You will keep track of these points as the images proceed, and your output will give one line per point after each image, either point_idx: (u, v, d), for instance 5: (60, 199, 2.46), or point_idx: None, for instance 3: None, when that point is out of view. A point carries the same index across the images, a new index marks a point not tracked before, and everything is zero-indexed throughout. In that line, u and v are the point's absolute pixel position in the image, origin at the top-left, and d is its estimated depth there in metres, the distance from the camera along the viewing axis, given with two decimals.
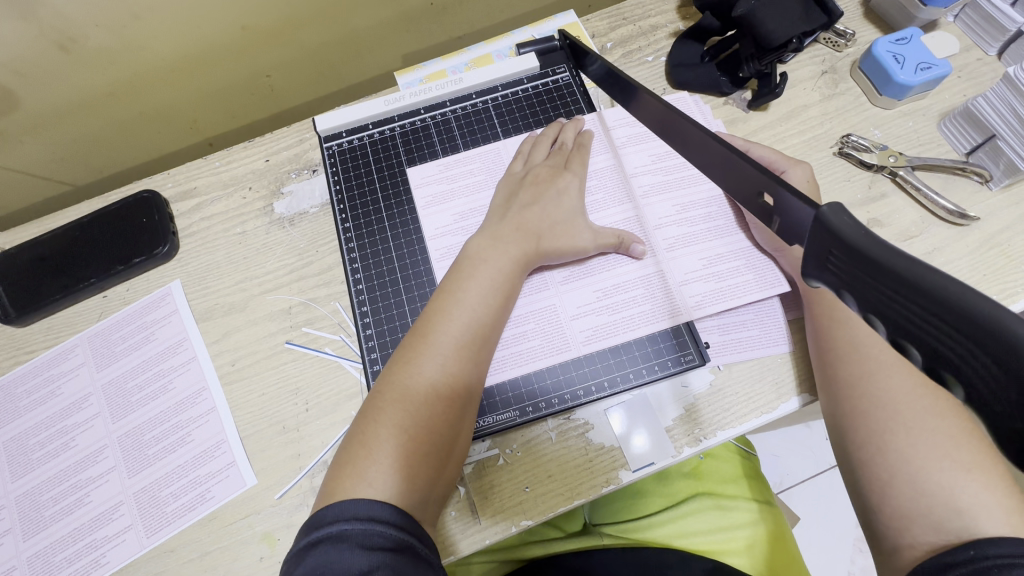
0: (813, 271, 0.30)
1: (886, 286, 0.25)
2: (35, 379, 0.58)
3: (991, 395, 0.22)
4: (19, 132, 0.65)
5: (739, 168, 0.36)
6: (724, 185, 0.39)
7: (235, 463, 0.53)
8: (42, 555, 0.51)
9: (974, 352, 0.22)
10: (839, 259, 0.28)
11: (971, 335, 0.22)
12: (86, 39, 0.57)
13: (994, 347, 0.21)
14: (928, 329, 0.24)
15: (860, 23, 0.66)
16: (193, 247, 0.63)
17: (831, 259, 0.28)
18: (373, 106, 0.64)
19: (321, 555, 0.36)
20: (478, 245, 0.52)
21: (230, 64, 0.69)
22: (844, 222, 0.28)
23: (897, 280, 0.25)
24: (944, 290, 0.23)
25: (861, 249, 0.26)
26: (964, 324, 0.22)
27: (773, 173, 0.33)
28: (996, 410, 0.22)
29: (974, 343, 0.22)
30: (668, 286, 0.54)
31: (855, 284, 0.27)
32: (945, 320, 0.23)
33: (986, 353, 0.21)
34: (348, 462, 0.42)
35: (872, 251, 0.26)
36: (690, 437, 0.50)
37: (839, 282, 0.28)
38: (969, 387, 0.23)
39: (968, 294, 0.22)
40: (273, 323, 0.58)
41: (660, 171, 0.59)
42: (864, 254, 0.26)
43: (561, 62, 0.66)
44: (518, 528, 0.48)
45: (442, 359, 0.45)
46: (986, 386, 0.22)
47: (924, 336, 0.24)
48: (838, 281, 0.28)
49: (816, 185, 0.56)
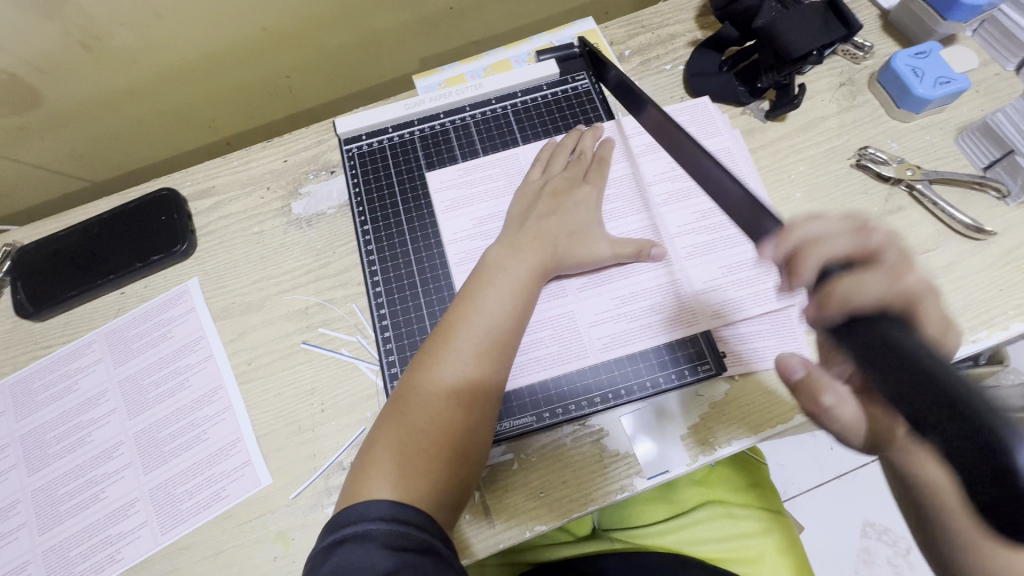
0: (833, 333, 0.36)
1: (893, 370, 0.32)
2: (52, 374, 0.59)
3: (979, 471, 0.27)
4: (39, 128, 0.65)
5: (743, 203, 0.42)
6: (731, 214, 0.45)
7: (250, 462, 0.53)
8: (57, 549, 0.52)
9: (960, 433, 0.28)
10: (867, 335, 0.34)
11: (968, 424, 0.28)
12: (110, 38, 0.58)
13: (983, 434, 0.27)
14: (930, 411, 0.30)
15: (879, 35, 0.67)
16: (211, 246, 0.63)
17: (858, 331, 0.34)
18: (393, 110, 0.65)
19: (347, 554, 0.37)
20: (497, 253, 0.52)
21: (250, 64, 0.69)
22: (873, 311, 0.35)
23: (911, 366, 0.31)
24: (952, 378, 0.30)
25: (892, 341, 0.33)
26: (958, 414, 0.28)
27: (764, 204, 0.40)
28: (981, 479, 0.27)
29: (968, 429, 0.28)
30: (686, 295, 0.54)
31: (872, 358, 0.33)
32: (949, 407, 0.29)
33: (972, 438, 0.28)
34: (373, 463, 0.43)
35: (906, 344, 0.32)
36: (704, 446, 0.50)
37: (860, 352, 0.34)
38: (959, 463, 0.28)
39: (973, 396, 0.29)
40: (289, 322, 0.58)
41: (679, 178, 0.59)
42: (898, 344, 0.33)
43: (581, 69, 0.66)
44: (532, 533, 0.49)
45: (463, 364, 0.46)
46: (979, 465, 0.27)
47: (921, 415, 0.30)
48: (858, 350, 0.34)
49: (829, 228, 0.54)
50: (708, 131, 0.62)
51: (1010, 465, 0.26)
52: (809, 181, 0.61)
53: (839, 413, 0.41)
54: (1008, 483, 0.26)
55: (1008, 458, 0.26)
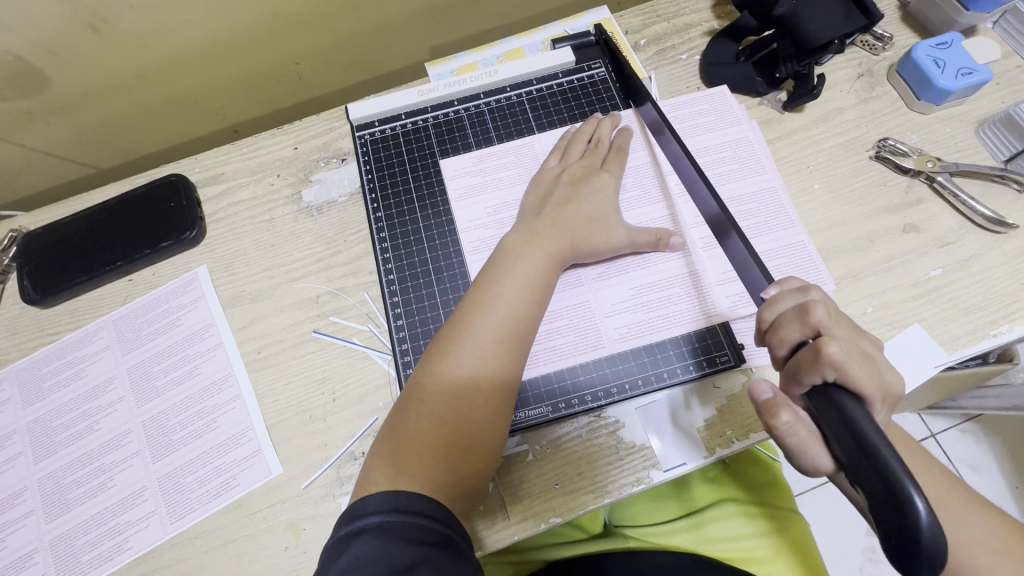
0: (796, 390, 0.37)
1: (836, 429, 0.33)
2: (59, 361, 0.58)
3: (888, 532, 0.28)
4: (47, 113, 0.64)
5: (717, 214, 0.48)
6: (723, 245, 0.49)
7: (261, 451, 0.53)
8: (64, 538, 0.51)
9: (868, 487, 0.29)
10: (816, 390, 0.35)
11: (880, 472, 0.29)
12: (118, 21, 0.57)
13: (887, 480, 0.28)
14: (853, 460, 0.31)
15: (898, 26, 0.66)
16: (220, 233, 0.62)
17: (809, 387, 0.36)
18: (407, 97, 0.64)
19: (364, 545, 0.36)
20: (515, 241, 0.51)
21: (260, 50, 0.69)
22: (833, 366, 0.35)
23: (846, 426, 0.32)
24: (867, 437, 0.30)
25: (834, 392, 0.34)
26: (872, 461, 0.29)
27: (732, 217, 0.45)
28: (890, 541, 0.28)
29: (874, 485, 0.29)
30: (705, 285, 0.53)
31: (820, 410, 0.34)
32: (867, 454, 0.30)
33: (882, 485, 0.29)
34: (389, 453, 0.42)
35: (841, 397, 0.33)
36: (723, 438, 0.49)
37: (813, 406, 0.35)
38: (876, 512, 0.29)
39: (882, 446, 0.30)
40: (300, 311, 0.58)
41: None
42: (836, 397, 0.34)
43: (597, 57, 0.66)
44: (547, 525, 0.48)
45: (481, 354, 0.45)
46: (889, 513, 0.28)
47: (853, 478, 0.31)
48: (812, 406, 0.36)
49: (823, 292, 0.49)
50: (726, 121, 0.61)
51: (911, 520, 0.27)
52: (827, 172, 0.60)
53: (793, 431, 0.35)
54: (912, 540, 0.27)
55: (910, 512, 0.27)
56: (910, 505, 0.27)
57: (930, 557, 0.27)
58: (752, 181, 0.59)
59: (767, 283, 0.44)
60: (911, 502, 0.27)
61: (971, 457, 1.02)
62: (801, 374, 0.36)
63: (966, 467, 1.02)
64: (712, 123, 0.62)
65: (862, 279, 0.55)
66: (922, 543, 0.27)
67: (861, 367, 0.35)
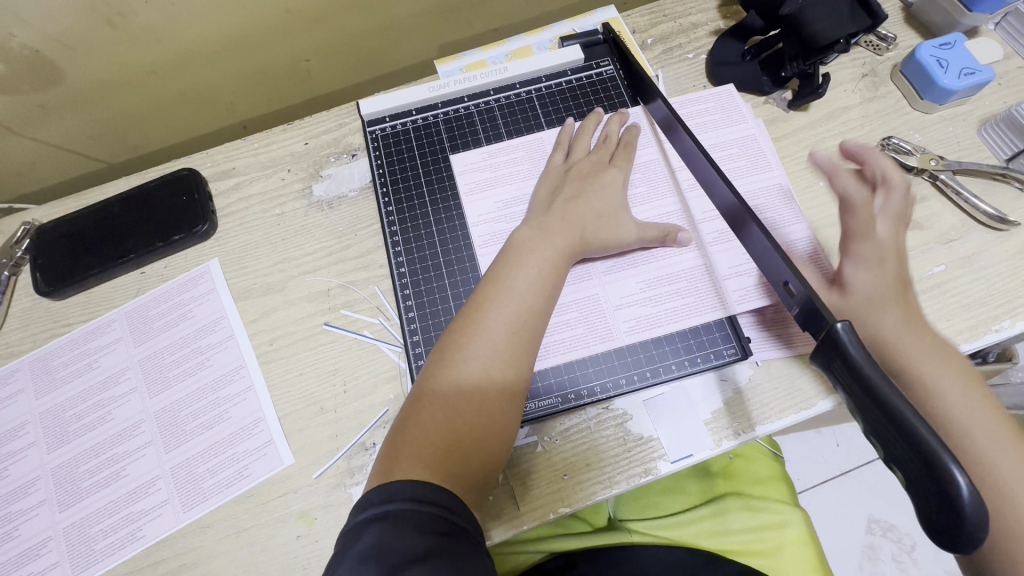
0: (819, 360, 0.36)
1: (866, 406, 0.32)
2: (72, 352, 0.58)
3: (929, 508, 0.29)
4: (60, 107, 0.65)
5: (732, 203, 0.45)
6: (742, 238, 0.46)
7: (273, 441, 0.53)
8: (77, 526, 0.51)
9: (907, 464, 0.30)
10: (840, 367, 0.34)
11: (922, 453, 0.29)
12: (135, 16, 0.58)
13: (930, 461, 0.29)
14: (892, 442, 0.31)
15: (902, 27, 0.67)
16: (231, 227, 0.63)
17: (834, 363, 0.35)
18: (417, 93, 0.65)
19: (378, 534, 0.37)
20: (526, 235, 0.52)
21: (271, 46, 0.69)
22: (851, 340, 0.34)
23: (876, 405, 0.31)
24: (903, 419, 0.30)
25: (862, 368, 0.33)
26: (912, 442, 0.29)
27: (750, 206, 0.43)
28: (931, 517, 0.29)
29: (913, 463, 0.29)
30: (712, 279, 0.54)
31: (847, 388, 0.34)
32: (905, 437, 0.30)
33: (924, 466, 0.29)
34: (404, 443, 0.43)
35: (871, 374, 0.32)
36: (729, 430, 0.50)
37: (837, 381, 0.35)
38: (915, 488, 0.30)
39: (920, 428, 0.30)
40: (311, 304, 0.58)
41: None
42: (864, 373, 0.32)
43: (605, 55, 0.66)
44: (556, 515, 0.48)
45: (494, 344, 0.46)
46: (929, 490, 0.29)
47: (888, 455, 0.31)
48: (836, 379, 0.35)
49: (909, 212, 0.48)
50: (732, 119, 0.62)
51: (954, 496, 0.28)
52: None
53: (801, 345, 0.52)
54: (954, 516, 0.28)
55: (952, 490, 0.28)
56: (953, 485, 0.28)
57: (971, 529, 0.28)
58: (758, 178, 0.60)
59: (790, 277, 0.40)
60: (954, 482, 0.28)
61: None
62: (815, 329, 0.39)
63: None
64: (719, 121, 0.63)
65: None
66: (965, 517, 0.28)
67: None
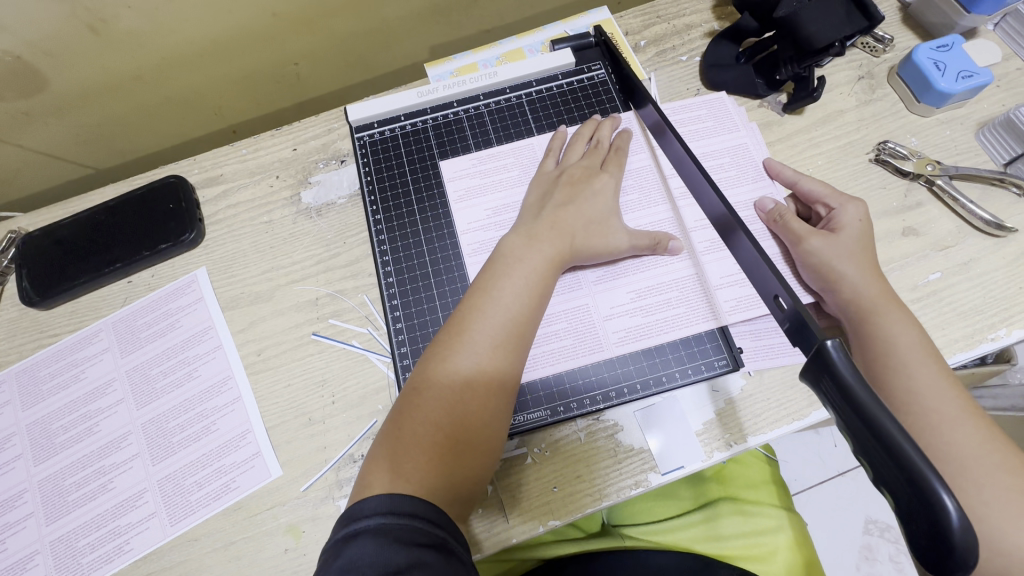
0: (807, 378, 0.35)
1: (853, 424, 0.31)
2: (58, 363, 0.58)
3: (917, 532, 0.28)
4: (45, 114, 0.64)
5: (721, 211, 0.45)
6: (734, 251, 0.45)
7: (261, 453, 0.53)
8: (64, 540, 0.51)
9: (894, 485, 0.29)
10: (828, 386, 0.33)
11: (910, 478, 0.28)
12: (118, 22, 0.57)
13: (918, 486, 0.28)
14: (881, 466, 0.30)
15: (899, 28, 0.65)
16: (219, 235, 0.62)
17: (822, 381, 0.34)
18: (406, 98, 0.64)
19: (358, 549, 0.36)
20: (513, 244, 0.51)
21: (259, 50, 0.68)
22: (839, 358, 0.33)
23: (864, 423, 0.31)
24: (890, 439, 0.29)
25: (851, 388, 0.32)
26: (901, 466, 0.29)
27: (739, 214, 0.43)
28: (920, 542, 0.28)
29: (901, 486, 0.29)
30: (704, 289, 0.54)
31: (836, 406, 0.33)
32: (894, 461, 0.29)
33: (913, 491, 0.28)
34: (386, 456, 0.42)
35: (860, 395, 0.31)
36: (721, 441, 0.50)
37: (825, 400, 0.34)
38: (905, 512, 0.29)
39: (909, 451, 0.29)
40: (299, 313, 0.58)
41: None
42: (853, 394, 0.32)
43: (597, 59, 0.65)
44: (545, 528, 0.48)
45: (478, 355, 0.45)
46: (919, 515, 0.28)
47: (877, 475, 0.30)
48: (824, 397, 0.34)
49: (871, 224, 0.54)
50: (724, 126, 0.61)
51: (943, 522, 0.27)
52: (827, 175, 0.60)
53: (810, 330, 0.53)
54: (943, 543, 0.27)
55: (941, 515, 0.27)
56: (942, 510, 0.27)
57: (961, 558, 0.27)
58: (752, 185, 0.59)
59: (779, 288, 0.39)
60: (941, 506, 0.27)
61: None
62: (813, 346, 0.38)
63: None
64: (711, 128, 0.62)
65: None
66: (955, 544, 0.27)
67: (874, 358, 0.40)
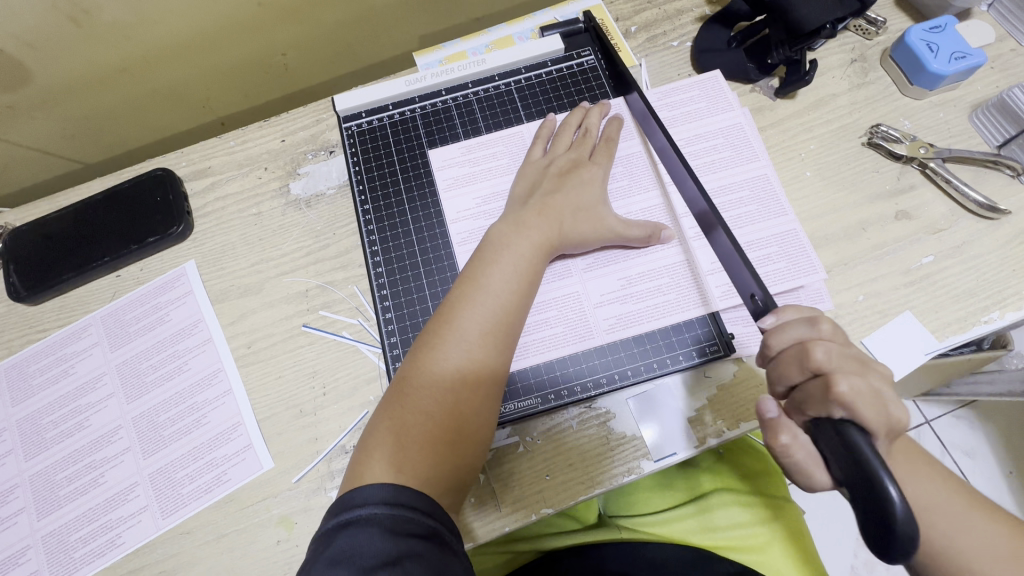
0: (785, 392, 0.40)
1: (823, 429, 0.36)
2: (47, 358, 0.57)
3: (867, 517, 0.31)
4: (31, 108, 0.64)
5: (703, 208, 0.49)
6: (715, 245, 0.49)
7: (252, 446, 0.52)
8: (56, 535, 0.51)
9: (849, 478, 0.33)
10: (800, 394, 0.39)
11: (861, 467, 0.32)
12: (101, 13, 0.56)
13: (865, 471, 0.32)
14: (840, 458, 0.34)
15: (892, 10, 0.65)
16: (208, 227, 0.62)
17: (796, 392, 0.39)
18: (394, 87, 0.63)
19: (348, 538, 0.36)
20: (502, 231, 0.51)
21: (246, 41, 0.68)
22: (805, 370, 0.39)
23: (831, 426, 0.36)
24: (849, 440, 0.34)
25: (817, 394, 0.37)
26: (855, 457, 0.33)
27: (719, 213, 0.47)
28: (868, 524, 0.31)
29: (855, 476, 0.33)
30: (695, 275, 0.53)
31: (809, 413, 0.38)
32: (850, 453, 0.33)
33: (862, 477, 0.32)
34: (375, 447, 0.42)
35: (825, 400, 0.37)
36: (714, 428, 0.49)
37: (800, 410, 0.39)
38: (858, 499, 0.32)
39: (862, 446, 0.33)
40: (289, 305, 0.57)
41: (690, 155, 0.59)
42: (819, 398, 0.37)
43: (586, 45, 0.65)
44: (538, 516, 0.48)
45: (467, 346, 0.45)
46: (866, 499, 0.31)
47: (841, 474, 0.34)
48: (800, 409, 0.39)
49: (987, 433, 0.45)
50: (717, 108, 0.61)
51: (884, 503, 0.30)
52: (819, 159, 0.59)
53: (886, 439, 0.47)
54: (885, 522, 0.30)
55: (883, 496, 0.31)
56: (884, 491, 0.31)
57: (901, 536, 0.30)
58: (743, 169, 0.58)
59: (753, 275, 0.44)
60: (886, 495, 0.30)
61: (965, 442, 0.99)
62: (809, 408, 0.38)
63: (961, 454, 0.99)
64: (704, 110, 0.61)
65: (853, 267, 0.54)
66: (895, 522, 0.30)
67: (868, 404, 0.36)
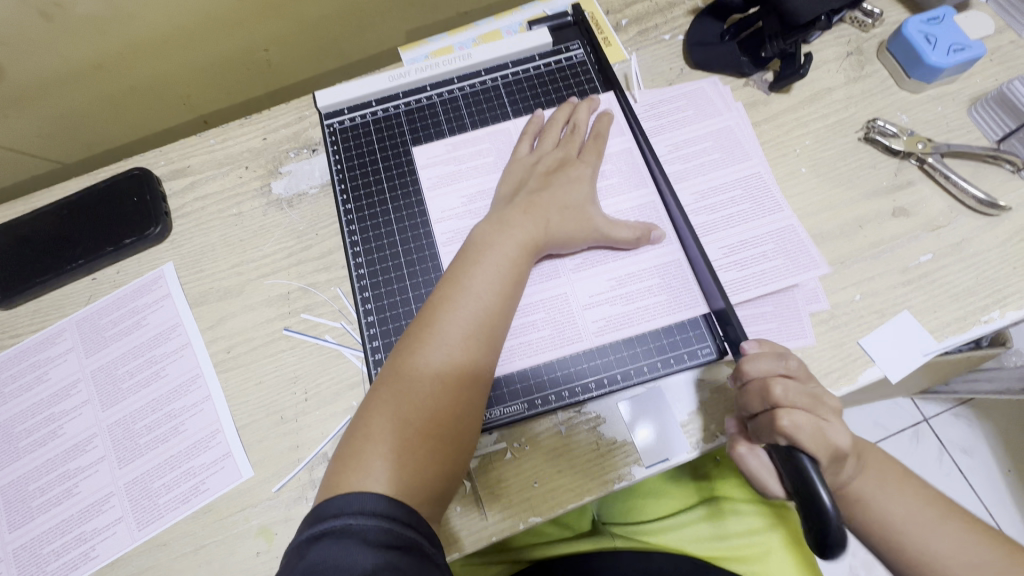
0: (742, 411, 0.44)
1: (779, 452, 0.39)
2: (21, 364, 0.56)
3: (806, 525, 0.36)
4: (5, 106, 0.62)
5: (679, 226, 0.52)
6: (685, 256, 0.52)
7: (231, 454, 0.51)
8: (28, 547, 0.49)
9: (795, 491, 0.37)
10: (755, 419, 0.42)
11: (805, 481, 0.36)
12: (71, 6, 0.54)
13: (806, 486, 0.36)
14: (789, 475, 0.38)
15: (889, 2, 0.63)
16: (187, 228, 0.60)
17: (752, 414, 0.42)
18: (377, 82, 0.61)
19: (322, 551, 0.35)
20: (485, 230, 0.49)
21: (226, 37, 0.66)
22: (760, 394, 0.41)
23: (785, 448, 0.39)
24: (801, 463, 0.37)
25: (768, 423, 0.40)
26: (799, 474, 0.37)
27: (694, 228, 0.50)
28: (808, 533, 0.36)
29: (798, 490, 0.37)
30: (686, 275, 0.52)
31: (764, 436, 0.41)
32: (796, 470, 0.37)
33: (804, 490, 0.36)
34: (352, 455, 0.41)
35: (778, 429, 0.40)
36: (706, 433, 0.48)
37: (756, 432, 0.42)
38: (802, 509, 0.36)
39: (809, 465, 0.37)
40: (270, 308, 0.56)
41: (679, 159, 0.58)
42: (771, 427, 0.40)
43: (575, 38, 0.63)
44: (526, 525, 0.46)
45: (449, 349, 0.43)
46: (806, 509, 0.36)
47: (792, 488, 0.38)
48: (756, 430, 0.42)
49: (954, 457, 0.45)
50: (704, 110, 0.59)
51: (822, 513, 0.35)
52: (814, 155, 0.58)
53: None
54: (821, 532, 0.34)
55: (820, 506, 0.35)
56: (820, 502, 0.35)
57: (832, 544, 0.34)
58: (733, 173, 0.57)
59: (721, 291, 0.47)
60: (821, 504, 0.35)
61: (963, 441, 0.98)
62: (762, 435, 0.41)
63: (959, 452, 0.97)
64: (692, 118, 0.59)
65: (850, 266, 0.53)
66: (829, 529, 0.34)
67: (811, 436, 0.39)
